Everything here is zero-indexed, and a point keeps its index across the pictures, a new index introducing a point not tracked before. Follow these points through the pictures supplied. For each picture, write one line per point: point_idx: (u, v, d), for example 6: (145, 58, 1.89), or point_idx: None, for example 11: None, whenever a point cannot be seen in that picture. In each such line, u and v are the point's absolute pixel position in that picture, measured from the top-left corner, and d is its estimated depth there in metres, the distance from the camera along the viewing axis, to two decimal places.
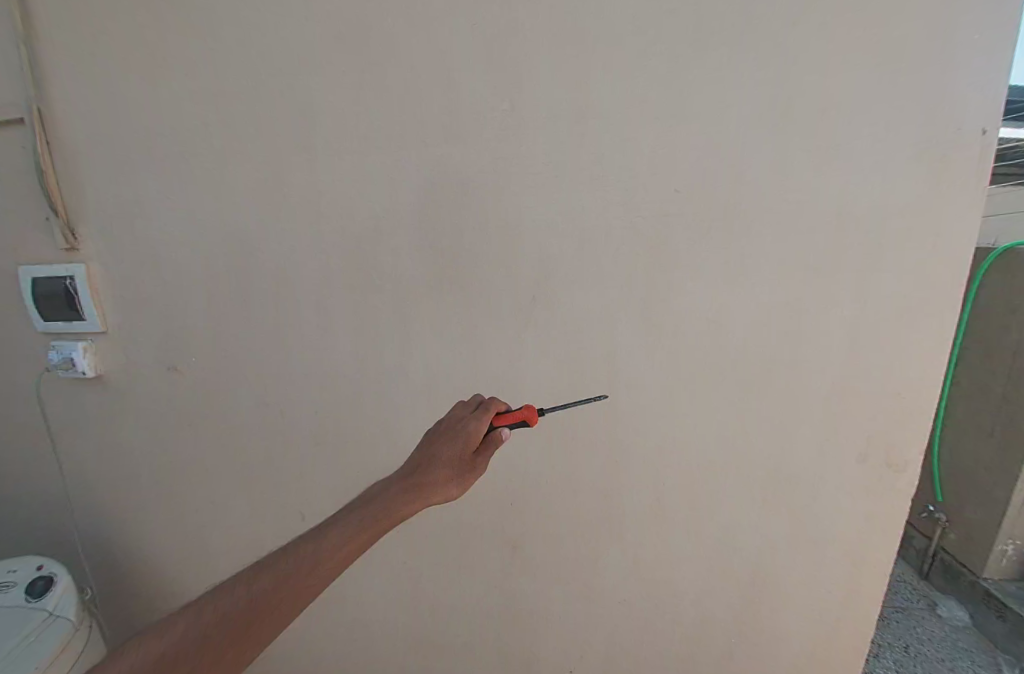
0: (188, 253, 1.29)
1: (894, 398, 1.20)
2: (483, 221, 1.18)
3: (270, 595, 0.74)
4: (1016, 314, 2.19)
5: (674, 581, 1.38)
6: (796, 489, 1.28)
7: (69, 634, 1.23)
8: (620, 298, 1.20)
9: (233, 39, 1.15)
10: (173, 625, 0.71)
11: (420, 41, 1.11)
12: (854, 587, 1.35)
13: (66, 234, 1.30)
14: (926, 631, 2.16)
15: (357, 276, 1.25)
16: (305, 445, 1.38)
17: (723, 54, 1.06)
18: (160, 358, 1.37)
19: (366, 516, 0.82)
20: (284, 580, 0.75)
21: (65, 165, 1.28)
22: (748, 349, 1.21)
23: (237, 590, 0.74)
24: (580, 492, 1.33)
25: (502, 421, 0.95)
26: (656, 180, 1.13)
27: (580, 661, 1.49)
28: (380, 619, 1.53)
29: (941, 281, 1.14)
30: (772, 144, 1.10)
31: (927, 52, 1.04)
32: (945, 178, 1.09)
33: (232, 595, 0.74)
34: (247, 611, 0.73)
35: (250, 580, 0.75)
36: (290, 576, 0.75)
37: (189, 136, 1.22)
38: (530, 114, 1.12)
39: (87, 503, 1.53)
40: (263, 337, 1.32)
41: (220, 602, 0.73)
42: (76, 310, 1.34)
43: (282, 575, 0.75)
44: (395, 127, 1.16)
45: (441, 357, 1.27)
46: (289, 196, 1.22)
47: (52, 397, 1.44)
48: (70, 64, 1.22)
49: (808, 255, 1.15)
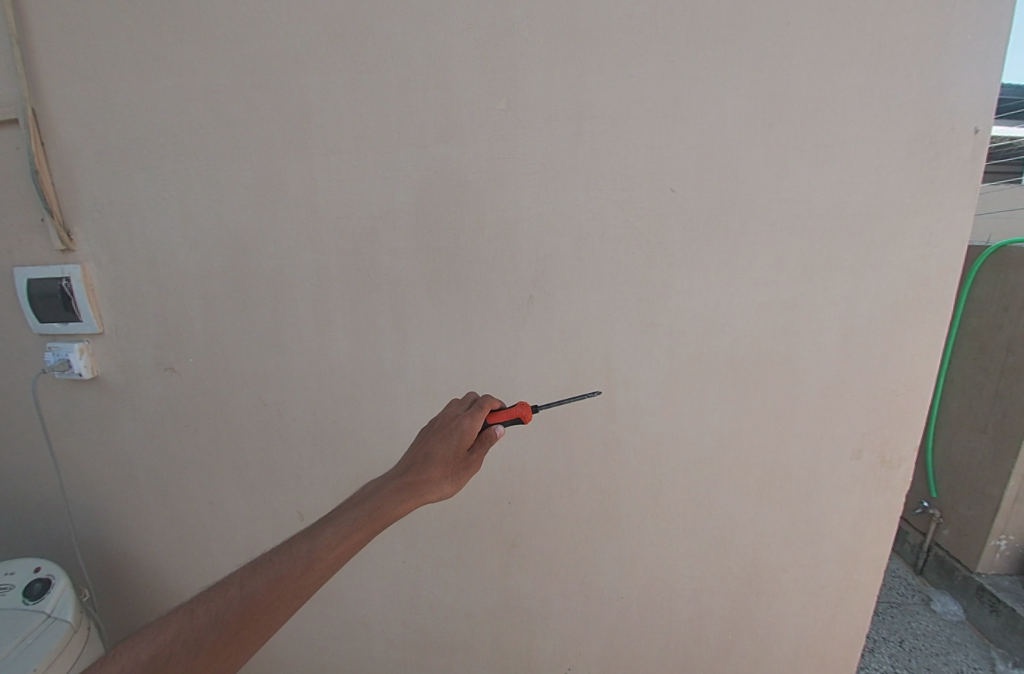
0: (185, 254, 1.29)
1: (889, 395, 1.21)
2: (479, 220, 1.19)
3: (262, 595, 0.74)
4: (1009, 311, 2.21)
5: (672, 578, 1.39)
6: (792, 486, 1.29)
7: (69, 634, 1.23)
8: (617, 296, 1.20)
9: (228, 39, 1.15)
10: (167, 626, 0.72)
11: (415, 42, 1.11)
12: (850, 583, 1.36)
13: (62, 235, 1.30)
14: (921, 626, 2.18)
15: (354, 276, 1.25)
16: (304, 446, 1.38)
17: (717, 53, 1.07)
18: (157, 359, 1.37)
19: (359, 516, 0.82)
20: (277, 581, 0.75)
21: (60, 166, 1.28)
22: (744, 347, 1.21)
23: (230, 591, 0.75)
24: (578, 490, 1.34)
25: (497, 418, 0.96)
26: (652, 180, 1.14)
27: (578, 658, 1.49)
28: (379, 619, 1.54)
29: (934, 279, 1.15)
30: (767, 144, 1.11)
31: (919, 53, 1.05)
32: (938, 177, 1.10)
33: (225, 596, 0.74)
34: (241, 612, 0.73)
35: (243, 581, 0.76)
36: (283, 576, 0.76)
37: (185, 137, 1.22)
38: (526, 114, 1.13)
39: (84, 505, 1.52)
40: (260, 338, 1.32)
41: (213, 603, 0.74)
42: (72, 312, 1.34)
43: (274, 576, 0.76)
44: (392, 127, 1.16)
45: (439, 356, 1.27)
46: (285, 196, 1.23)
47: (48, 399, 1.44)
48: (65, 64, 1.22)
49: (803, 254, 1.16)
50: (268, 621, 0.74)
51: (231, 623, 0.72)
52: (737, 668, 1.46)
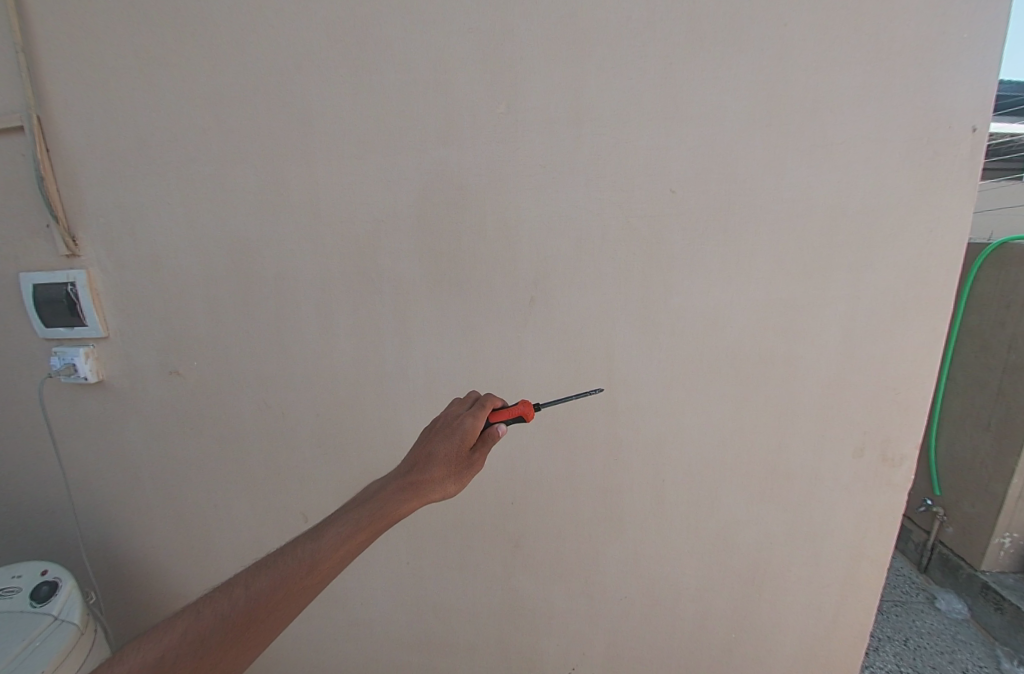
0: (189, 258, 1.30)
1: (890, 392, 1.21)
2: (480, 222, 1.19)
3: (267, 595, 0.75)
4: (1010, 308, 2.21)
5: (674, 577, 1.40)
6: (794, 484, 1.30)
7: (76, 637, 1.24)
8: (618, 297, 1.21)
9: (231, 45, 1.17)
10: (173, 626, 0.73)
11: (416, 46, 1.12)
12: (853, 581, 1.36)
13: (67, 240, 1.31)
14: (926, 624, 2.18)
15: (356, 278, 1.26)
16: (307, 448, 1.39)
17: (716, 54, 1.08)
18: (162, 362, 1.38)
19: (363, 515, 0.83)
20: (282, 581, 0.76)
21: (65, 172, 1.29)
22: (745, 346, 1.22)
23: (235, 592, 0.75)
24: (580, 490, 1.34)
25: (499, 417, 0.96)
26: (651, 181, 1.15)
27: (582, 658, 1.50)
28: (383, 620, 1.54)
29: (934, 277, 1.15)
30: (765, 144, 1.12)
31: (915, 53, 1.06)
32: (936, 175, 1.11)
33: (230, 596, 0.75)
34: (246, 612, 0.74)
35: (248, 581, 0.76)
36: (288, 576, 0.76)
37: (188, 142, 1.23)
38: (525, 116, 1.14)
39: (90, 508, 1.53)
40: (263, 341, 1.33)
41: (219, 603, 0.74)
42: (78, 316, 1.35)
43: (279, 576, 0.76)
44: (393, 131, 1.17)
45: (441, 358, 1.28)
46: (287, 200, 1.24)
47: (54, 402, 1.45)
48: (70, 71, 1.23)
49: (802, 253, 1.17)
50: (273, 621, 0.74)
51: (236, 623, 0.73)
52: (741, 667, 1.47)
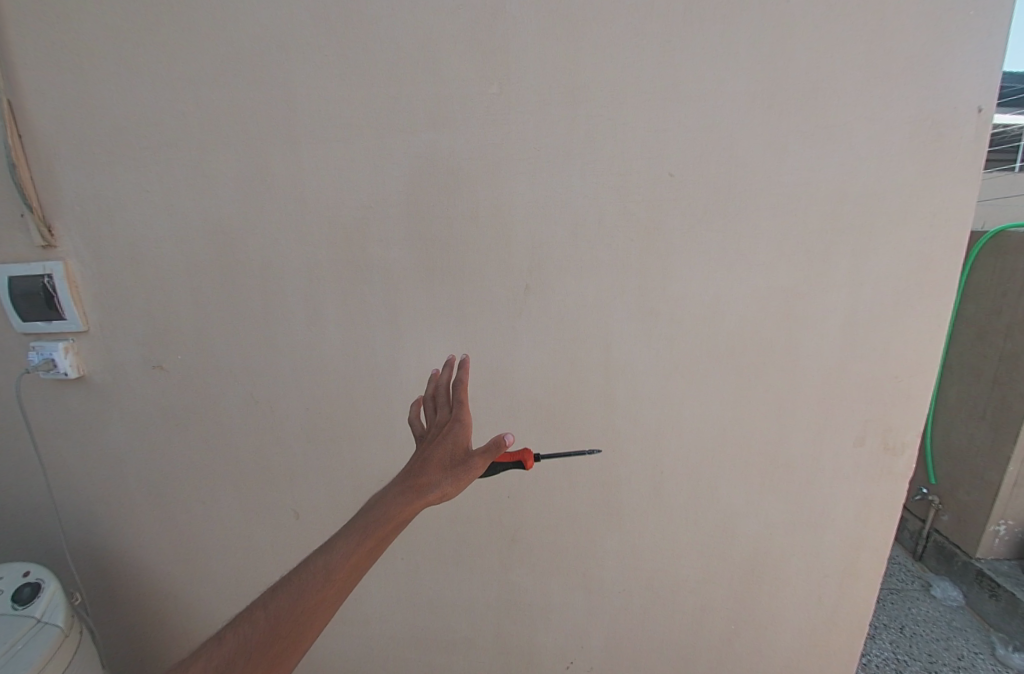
0: (172, 248, 1.26)
1: (892, 380, 1.20)
2: (473, 209, 1.16)
3: (278, 620, 0.73)
4: (1007, 297, 2.20)
5: (673, 569, 1.38)
6: (795, 474, 1.28)
7: (60, 639, 1.21)
8: (615, 285, 1.18)
9: (210, 25, 1.12)
10: (199, 656, 0.74)
11: (404, 25, 1.07)
12: (853, 570, 1.35)
13: (43, 230, 1.26)
14: (921, 611, 2.19)
15: (345, 268, 1.22)
16: (298, 443, 1.35)
17: (716, 33, 1.04)
18: (145, 357, 1.34)
19: (368, 524, 0.77)
20: (294, 601, 0.73)
21: (38, 158, 1.23)
22: (745, 335, 1.19)
23: (252, 616, 0.74)
24: (578, 482, 1.32)
25: (500, 459, 0.95)
26: (649, 165, 1.11)
27: (580, 650, 1.48)
28: (379, 617, 1.52)
29: (936, 262, 1.13)
30: (766, 127, 1.09)
31: (920, 31, 1.02)
32: (939, 159, 1.08)
33: (247, 623, 0.74)
34: (265, 636, 0.73)
35: (263, 606, 0.75)
36: (296, 599, 0.74)
37: (168, 127, 1.19)
38: (519, 99, 1.10)
39: (73, 506, 1.49)
40: (250, 333, 1.29)
41: (239, 629, 0.74)
42: (56, 309, 1.30)
43: (291, 599, 0.74)
44: (381, 115, 1.13)
45: (434, 349, 1.25)
46: (271, 188, 1.19)
47: (33, 399, 1.40)
48: (41, 53, 1.18)
49: (803, 239, 1.14)
50: (295, 643, 0.72)
51: (260, 646, 0.72)
52: (740, 657, 1.46)
